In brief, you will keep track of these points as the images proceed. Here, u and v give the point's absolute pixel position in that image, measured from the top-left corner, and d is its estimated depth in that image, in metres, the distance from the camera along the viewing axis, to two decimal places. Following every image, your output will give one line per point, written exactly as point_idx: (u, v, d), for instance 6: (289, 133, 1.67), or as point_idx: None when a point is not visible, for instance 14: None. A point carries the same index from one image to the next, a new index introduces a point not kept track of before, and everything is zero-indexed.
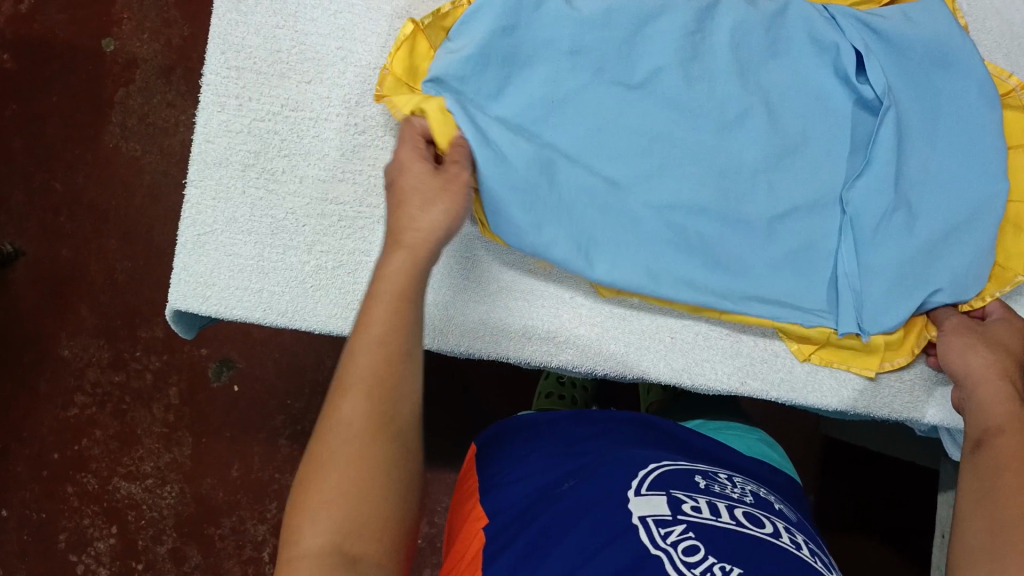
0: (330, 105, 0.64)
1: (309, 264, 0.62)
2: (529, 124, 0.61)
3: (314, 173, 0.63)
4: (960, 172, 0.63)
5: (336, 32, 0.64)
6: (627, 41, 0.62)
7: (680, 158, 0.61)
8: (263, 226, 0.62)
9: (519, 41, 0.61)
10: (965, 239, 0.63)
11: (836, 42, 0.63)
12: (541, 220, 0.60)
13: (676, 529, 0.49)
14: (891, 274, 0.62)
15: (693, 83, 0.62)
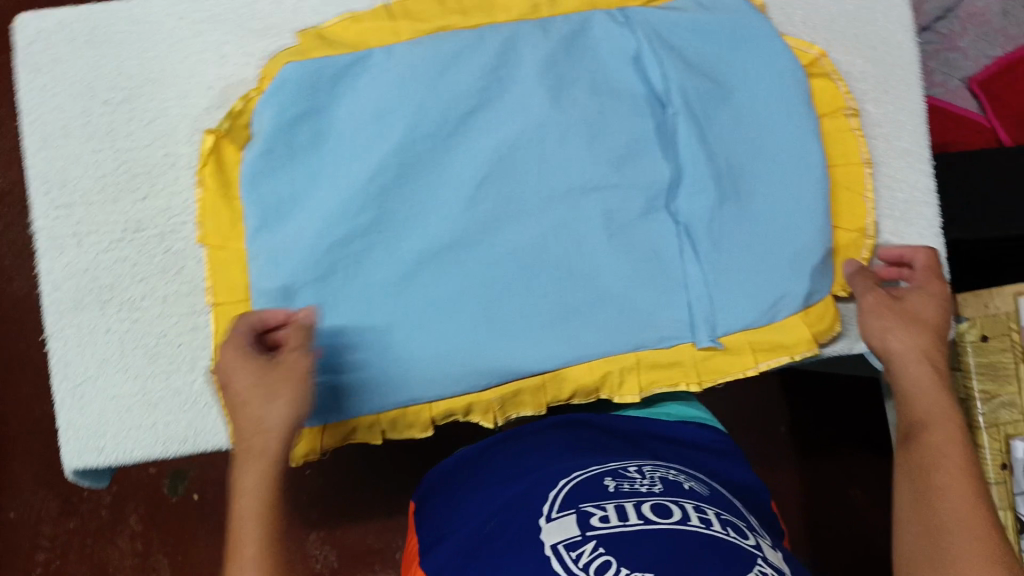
0: (173, 214, 0.60)
1: (197, 383, 0.60)
2: (349, 222, 0.60)
3: (175, 289, 0.60)
4: (779, 151, 0.62)
5: (159, 139, 0.60)
6: (435, 77, 0.59)
7: (510, 211, 0.61)
8: (138, 359, 0.60)
9: (322, 128, 0.60)
10: (808, 227, 0.61)
11: (652, 33, 0.61)
12: (382, 297, 0.60)
13: (587, 548, 0.49)
14: (747, 274, 0.60)
15: (510, 125, 0.60)
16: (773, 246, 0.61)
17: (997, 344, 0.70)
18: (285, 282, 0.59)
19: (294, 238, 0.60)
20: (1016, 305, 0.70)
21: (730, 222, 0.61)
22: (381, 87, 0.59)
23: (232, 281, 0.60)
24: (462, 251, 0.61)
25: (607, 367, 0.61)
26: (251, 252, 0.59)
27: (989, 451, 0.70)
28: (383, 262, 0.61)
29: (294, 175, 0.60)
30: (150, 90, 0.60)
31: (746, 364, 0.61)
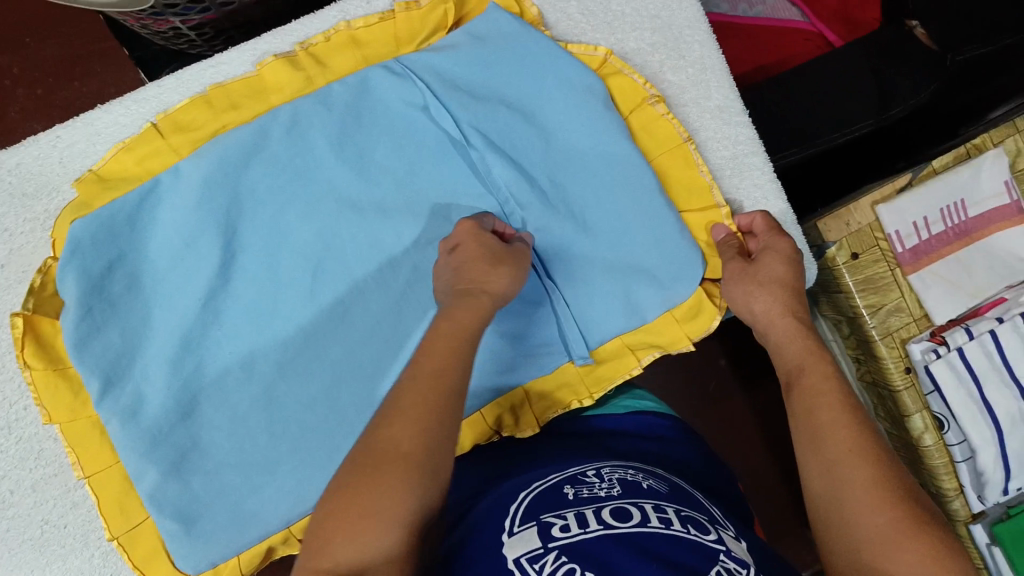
0: (10, 402, 0.57)
1: (97, 554, 0.59)
2: (199, 349, 0.58)
3: (40, 474, 0.58)
4: (594, 154, 0.63)
5: None
6: (234, 185, 0.57)
7: (354, 292, 0.59)
8: (26, 555, 0.57)
9: (134, 269, 0.57)
10: (649, 214, 0.63)
11: (437, 79, 0.61)
12: (253, 417, 0.59)
13: (550, 561, 0.44)
14: (600, 281, 0.63)
15: (325, 205, 0.59)
16: (617, 243, 0.63)
17: (870, 258, 0.71)
18: (152, 434, 0.57)
19: (145, 385, 0.58)
20: (876, 215, 0.71)
21: (569, 237, 0.62)
22: (181, 212, 0.57)
23: (94, 450, 0.57)
24: (323, 343, 0.59)
25: (499, 409, 0.62)
26: (107, 416, 0.56)
27: (891, 360, 0.71)
28: (244, 376, 0.59)
29: (121, 324, 0.57)
30: None
31: (630, 365, 0.64)
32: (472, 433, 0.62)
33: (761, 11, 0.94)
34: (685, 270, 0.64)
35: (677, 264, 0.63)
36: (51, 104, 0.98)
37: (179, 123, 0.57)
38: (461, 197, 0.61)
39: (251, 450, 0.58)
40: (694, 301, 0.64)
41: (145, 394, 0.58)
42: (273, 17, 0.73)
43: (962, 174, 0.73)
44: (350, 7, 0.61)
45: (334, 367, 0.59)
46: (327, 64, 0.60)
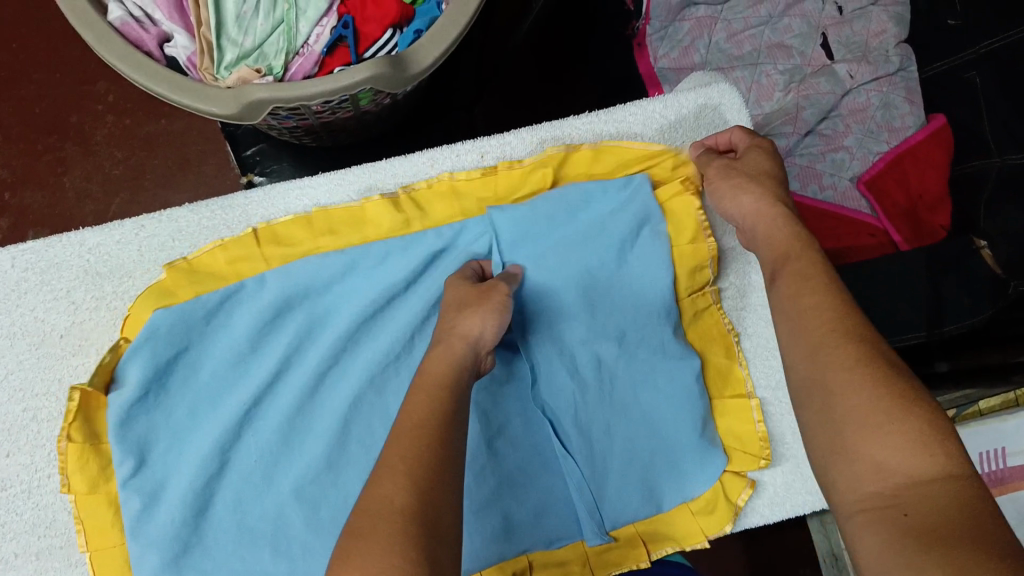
0: (37, 468, 0.59)
1: None
2: (227, 452, 0.59)
3: (46, 543, 0.58)
4: (646, 334, 0.64)
5: (16, 393, 0.59)
6: (309, 301, 0.62)
7: (382, 429, 0.61)
8: None
9: (192, 364, 0.60)
10: (683, 405, 0.64)
11: (521, 232, 0.62)
12: (259, 531, 0.59)
13: None
14: (623, 459, 0.63)
15: (377, 339, 0.62)
16: (648, 426, 0.64)
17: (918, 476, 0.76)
18: (161, 526, 0.58)
19: (170, 476, 0.59)
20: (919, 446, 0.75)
21: (600, 416, 0.63)
22: (256, 315, 0.60)
23: (104, 528, 0.58)
24: (344, 471, 0.60)
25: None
26: (128, 496, 0.57)
27: None
28: (261, 488, 0.60)
29: (164, 414, 0.59)
30: (5, 345, 0.59)
31: (639, 555, 0.63)
32: None
33: (830, 196, 0.88)
34: (704, 469, 0.64)
35: (707, 465, 0.65)
36: (134, 135, 1.04)
37: (277, 237, 0.61)
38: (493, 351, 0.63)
39: (250, 562, 0.59)
40: (722, 508, 0.64)
41: (165, 485, 0.59)
42: (360, 129, 0.79)
43: (1006, 422, 0.77)
44: (441, 157, 0.65)
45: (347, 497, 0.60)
46: (427, 211, 0.63)
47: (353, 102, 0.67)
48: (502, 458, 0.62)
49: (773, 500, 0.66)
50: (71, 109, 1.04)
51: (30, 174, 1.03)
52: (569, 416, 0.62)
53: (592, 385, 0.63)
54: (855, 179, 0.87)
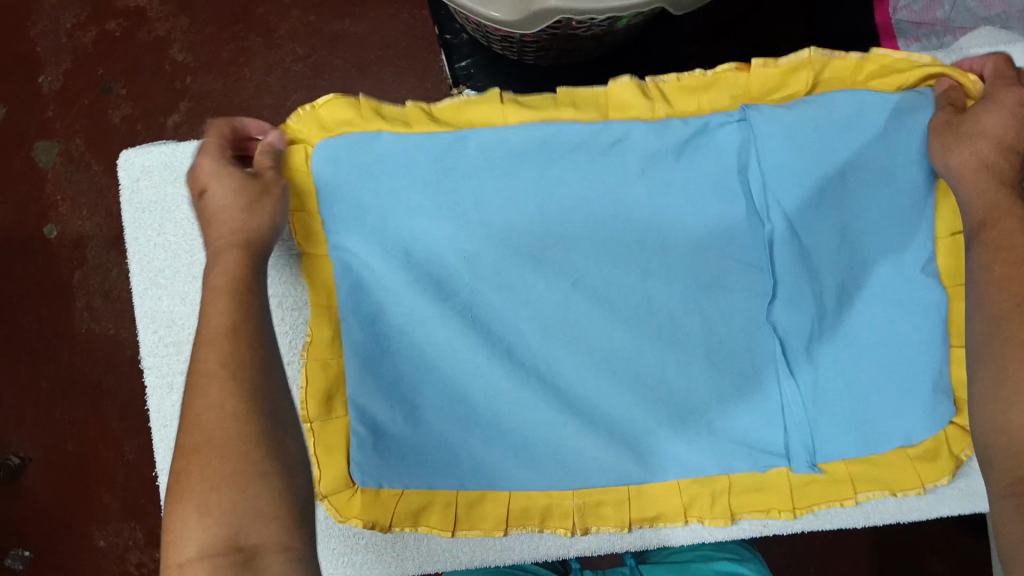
0: None
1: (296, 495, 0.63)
2: (462, 319, 0.62)
3: None
4: (892, 273, 0.63)
5: None
6: (540, 175, 0.62)
7: (618, 328, 0.62)
8: None
9: (428, 231, 0.62)
10: (912, 350, 0.63)
11: (791, 136, 0.61)
12: (483, 411, 0.62)
13: None
14: (838, 395, 0.62)
15: (620, 235, 0.63)
16: (878, 367, 0.62)
17: None
18: (385, 386, 0.62)
19: (406, 338, 0.62)
20: None
21: (828, 349, 0.63)
22: (485, 170, 0.62)
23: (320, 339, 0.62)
24: (573, 363, 0.62)
25: (698, 488, 0.62)
26: (349, 326, 0.62)
27: None
28: (488, 369, 0.62)
29: (404, 276, 0.62)
30: None
31: (841, 492, 0.62)
32: (661, 502, 0.63)
33: None
34: (925, 417, 0.62)
35: (939, 418, 0.62)
36: (317, 32, 1.03)
37: (520, 103, 0.63)
38: (717, 257, 0.63)
39: (472, 438, 0.62)
40: (942, 460, 0.62)
41: (388, 351, 0.62)
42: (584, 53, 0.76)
43: None
44: None
45: (570, 388, 0.62)
46: (673, 104, 0.64)
47: (612, 22, 0.64)
48: (710, 368, 0.63)
49: None
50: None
51: (213, 61, 1.02)
52: (792, 338, 0.62)
53: (824, 311, 0.62)
54: None
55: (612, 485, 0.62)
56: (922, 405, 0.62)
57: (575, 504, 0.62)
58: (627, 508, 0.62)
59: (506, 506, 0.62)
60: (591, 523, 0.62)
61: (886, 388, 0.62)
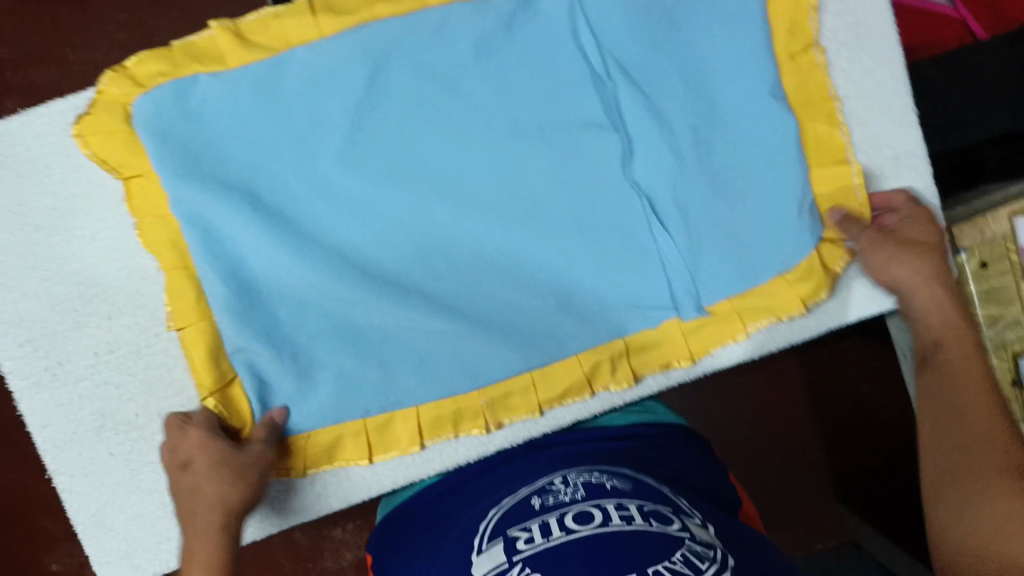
0: (142, 329, 0.57)
1: (152, 483, 0.58)
2: (322, 245, 0.59)
3: (154, 399, 0.58)
4: (741, 99, 0.61)
5: (106, 255, 0.57)
6: (370, 81, 0.58)
7: (479, 216, 0.61)
8: (149, 476, 0.58)
9: (261, 162, 0.58)
10: (782, 176, 0.62)
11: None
12: (362, 335, 0.60)
13: (515, 570, 0.47)
14: (714, 234, 0.62)
15: (461, 124, 0.60)
16: (749, 202, 0.61)
17: (998, 269, 0.69)
18: (252, 336, 0.58)
19: (267, 277, 0.59)
20: (1013, 225, 0.69)
21: (695, 191, 0.61)
22: (312, 87, 0.58)
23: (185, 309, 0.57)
24: (443, 264, 0.61)
25: (597, 355, 0.62)
26: (207, 281, 0.57)
27: (1000, 371, 0.71)
28: (357, 289, 0.59)
29: (246, 215, 0.57)
30: (89, 204, 0.57)
31: (735, 329, 0.62)
32: (567, 380, 0.62)
33: None
34: (808, 241, 0.62)
35: (817, 232, 0.62)
36: None
37: (331, 6, 0.58)
38: (565, 124, 0.61)
39: (361, 368, 0.59)
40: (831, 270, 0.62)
41: (247, 298, 0.58)
42: None
43: None
44: None
45: (446, 290, 0.61)
46: None
47: None
48: (585, 238, 0.62)
49: None
50: None
51: (31, 48, 0.95)
52: (659, 187, 0.62)
53: (682, 155, 0.61)
54: None
55: (513, 374, 0.61)
56: (807, 229, 0.62)
57: (482, 402, 0.61)
58: (530, 394, 0.62)
59: (417, 421, 0.60)
60: (501, 416, 0.62)
61: (761, 215, 0.62)
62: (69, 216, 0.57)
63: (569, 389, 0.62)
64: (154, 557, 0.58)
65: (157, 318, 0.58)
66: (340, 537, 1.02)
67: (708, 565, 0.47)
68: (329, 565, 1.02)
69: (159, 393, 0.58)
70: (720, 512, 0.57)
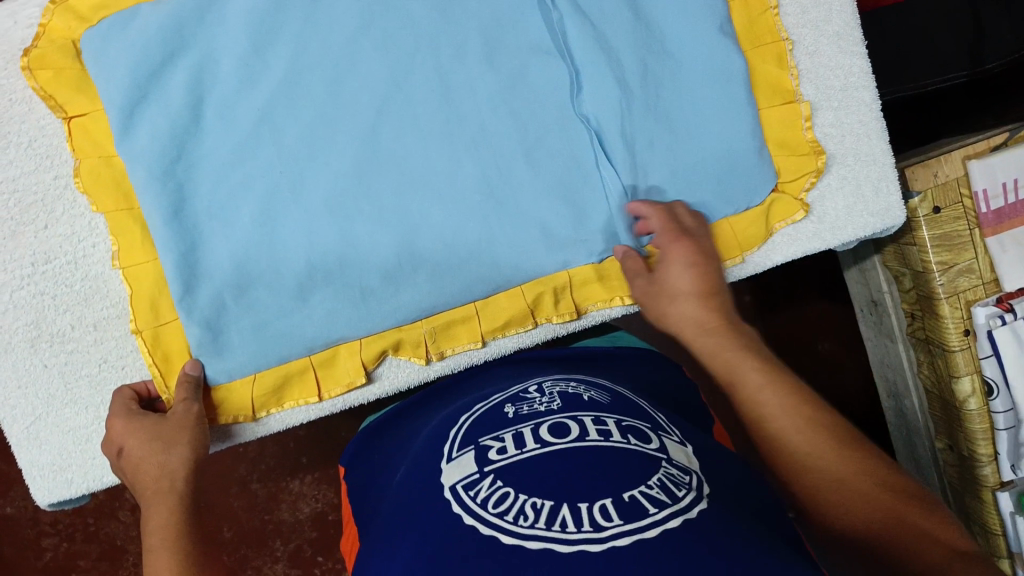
0: (80, 240, 0.57)
1: (87, 395, 0.58)
2: (259, 163, 0.57)
3: (91, 311, 0.58)
4: (690, 24, 0.60)
5: (42, 163, 0.57)
6: (315, 0, 0.57)
7: (420, 138, 0.58)
8: (83, 389, 0.58)
9: (197, 78, 0.56)
10: (730, 109, 0.60)
11: None
12: (297, 260, 0.57)
13: (486, 483, 0.39)
14: (662, 168, 0.60)
15: (400, 39, 0.58)
16: (696, 133, 0.60)
17: (951, 213, 0.69)
18: (184, 257, 0.56)
19: (203, 196, 0.57)
20: (967, 169, 0.69)
21: (643, 120, 0.59)
22: (256, 10, 0.56)
23: (132, 243, 0.57)
24: (383, 186, 0.58)
25: (540, 288, 0.61)
26: (150, 200, 0.55)
27: (951, 320, 0.70)
28: (293, 208, 0.57)
29: (180, 132, 0.56)
30: (25, 112, 0.57)
31: None
32: (511, 317, 0.62)
33: None
34: (753, 181, 0.61)
35: (761, 172, 0.61)
36: None
37: None
38: (512, 43, 0.59)
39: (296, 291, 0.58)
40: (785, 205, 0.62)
41: (178, 214, 0.56)
42: None
43: None
44: None
45: (385, 214, 0.58)
46: None
47: None
48: (530, 165, 0.59)
49: (835, 224, 0.63)
50: None
51: None
52: (612, 113, 0.59)
53: (630, 79, 0.59)
54: None
55: (457, 305, 0.61)
56: (753, 167, 0.61)
57: (423, 329, 0.61)
58: (470, 327, 0.62)
59: (361, 354, 0.60)
60: (444, 345, 0.62)
61: (708, 152, 0.60)
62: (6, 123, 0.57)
63: (511, 321, 0.62)
64: (87, 471, 0.58)
65: (94, 229, 0.58)
66: (297, 489, 0.99)
67: (689, 491, 0.39)
68: (286, 519, 0.99)
69: (97, 304, 0.58)
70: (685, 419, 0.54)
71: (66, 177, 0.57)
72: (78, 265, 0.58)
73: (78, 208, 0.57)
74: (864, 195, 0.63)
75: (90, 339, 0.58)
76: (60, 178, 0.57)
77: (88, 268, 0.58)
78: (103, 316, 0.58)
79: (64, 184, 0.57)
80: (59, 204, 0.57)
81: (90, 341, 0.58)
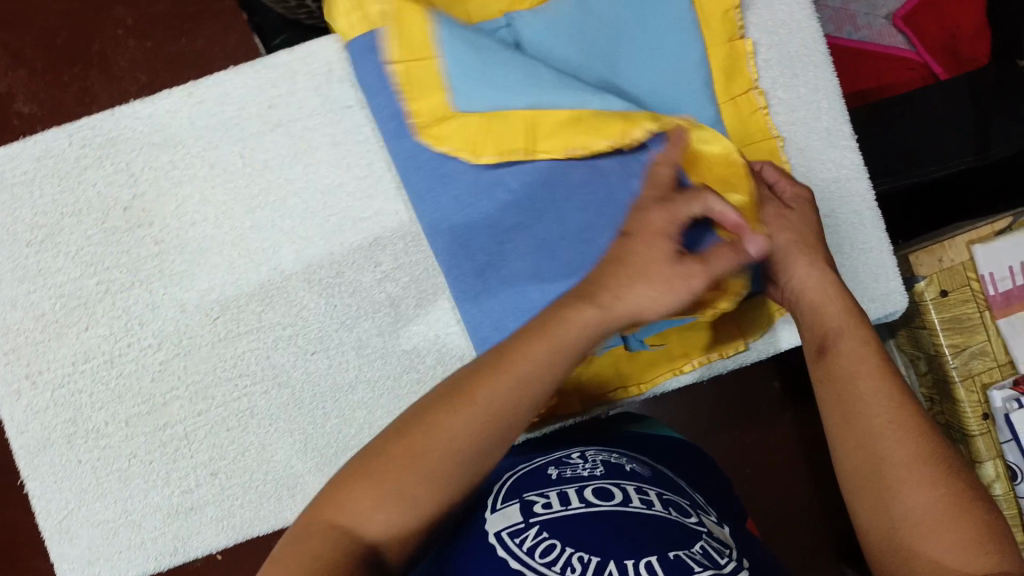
0: (115, 340, 0.61)
1: (115, 489, 0.61)
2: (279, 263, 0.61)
3: (122, 408, 0.61)
4: None
5: (87, 269, 0.62)
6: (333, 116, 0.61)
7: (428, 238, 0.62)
8: (113, 483, 0.61)
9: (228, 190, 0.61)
10: None
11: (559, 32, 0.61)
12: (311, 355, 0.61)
13: (531, 533, 0.42)
14: None
15: None
16: None
17: (959, 297, 0.70)
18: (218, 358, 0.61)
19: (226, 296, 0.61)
20: (972, 253, 0.69)
21: None
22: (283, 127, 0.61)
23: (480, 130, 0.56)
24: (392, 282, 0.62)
25: None
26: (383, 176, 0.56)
27: (968, 404, 0.70)
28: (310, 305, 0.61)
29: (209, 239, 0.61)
30: (71, 224, 0.62)
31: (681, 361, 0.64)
32: None
33: (866, 36, 0.90)
34: None
35: None
36: (158, 56, 0.94)
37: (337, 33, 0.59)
38: None
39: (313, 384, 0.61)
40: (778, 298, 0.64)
41: None
42: None
43: None
44: None
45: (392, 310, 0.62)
46: None
47: None
48: None
49: None
50: (94, 36, 0.94)
51: (59, 106, 0.94)
52: None
53: None
54: (891, 15, 0.89)
55: None
56: None
57: None
58: None
59: None
60: None
61: None
62: (54, 234, 0.62)
63: None
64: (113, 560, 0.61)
65: (128, 332, 0.61)
66: None
67: (730, 562, 0.42)
68: None
69: (130, 400, 0.61)
70: (716, 499, 0.55)
71: (105, 282, 0.62)
72: (112, 365, 0.61)
73: (116, 312, 0.61)
74: (862, 283, 0.64)
75: (122, 435, 0.61)
76: (100, 284, 0.62)
77: (121, 366, 0.61)
78: (132, 413, 0.61)
79: (103, 288, 0.62)
80: (98, 307, 0.62)
81: (121, 440, 0.61)
